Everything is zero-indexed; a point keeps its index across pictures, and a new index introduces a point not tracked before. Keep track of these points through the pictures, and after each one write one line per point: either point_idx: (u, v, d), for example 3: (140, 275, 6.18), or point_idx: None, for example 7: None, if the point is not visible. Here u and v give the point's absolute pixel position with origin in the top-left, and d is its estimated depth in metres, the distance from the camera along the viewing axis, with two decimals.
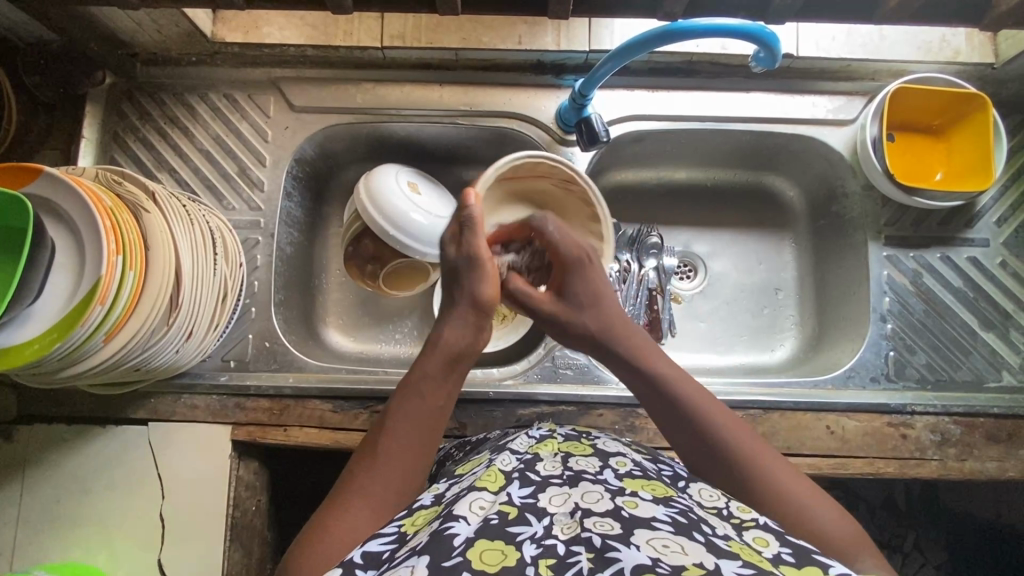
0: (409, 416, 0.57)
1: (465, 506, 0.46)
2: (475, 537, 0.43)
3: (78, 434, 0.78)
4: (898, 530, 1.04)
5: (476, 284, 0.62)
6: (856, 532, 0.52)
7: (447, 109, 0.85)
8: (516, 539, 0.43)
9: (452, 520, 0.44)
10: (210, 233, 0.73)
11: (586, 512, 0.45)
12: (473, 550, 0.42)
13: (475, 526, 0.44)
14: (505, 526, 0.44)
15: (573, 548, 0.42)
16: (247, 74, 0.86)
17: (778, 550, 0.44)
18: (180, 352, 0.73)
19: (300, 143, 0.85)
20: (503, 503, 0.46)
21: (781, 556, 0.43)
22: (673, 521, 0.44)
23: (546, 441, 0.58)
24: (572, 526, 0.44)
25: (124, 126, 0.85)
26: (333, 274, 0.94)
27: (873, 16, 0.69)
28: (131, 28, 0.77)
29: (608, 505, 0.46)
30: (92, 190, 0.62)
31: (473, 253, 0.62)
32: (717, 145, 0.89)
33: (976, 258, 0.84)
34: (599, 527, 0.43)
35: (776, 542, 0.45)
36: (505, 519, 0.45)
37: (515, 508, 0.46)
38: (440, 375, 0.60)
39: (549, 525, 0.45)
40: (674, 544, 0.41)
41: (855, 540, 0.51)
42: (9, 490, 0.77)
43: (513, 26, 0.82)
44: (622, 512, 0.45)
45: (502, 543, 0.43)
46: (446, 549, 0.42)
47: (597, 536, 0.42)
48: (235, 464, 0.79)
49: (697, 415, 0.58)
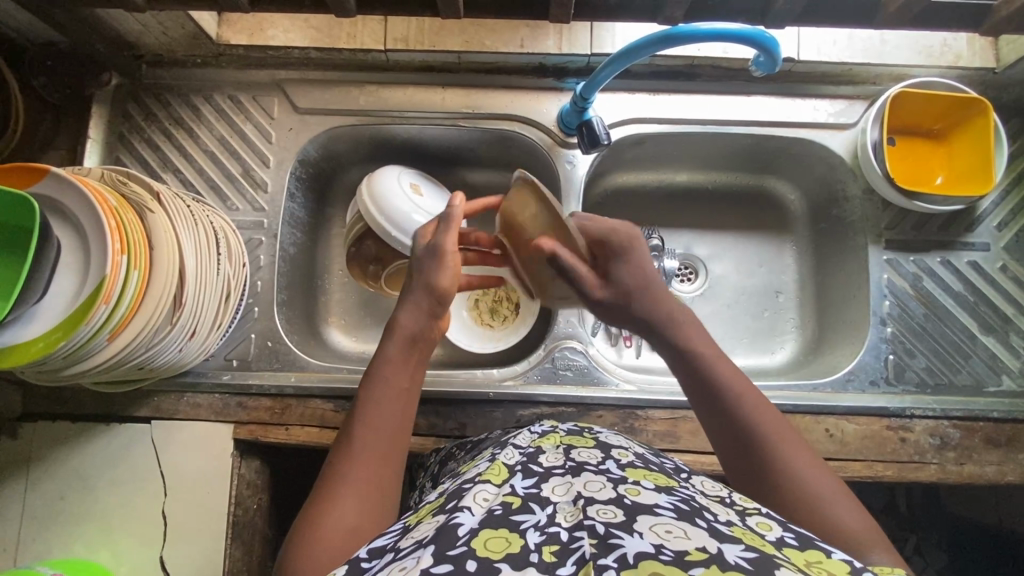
0: (380, 403, 0.57)
1: (470, 498, 0.47)
2: (479, 528, 0.43)
3: (81, 432, 0.79)
4: (898, 534, 1.04)
5: (433, 271, 0.61)
6: (874, 531, 0.49)
7: (449, 111, 0.86)
8: (519, 527, 0.43)
9: (457, 511, 0.45)
10: (213, 233, 0.74)
11: (589, 500, 0.45)
12: (477, 539, 0.42)
13: (479, 516, 0.44)
14: (508, 516, 0.44)
15: (576, 534, 0.42)
16: (252, 76, 0.86)
17: (781, 534, 0.44)
18: (183, 351, 0.73)
19: (303, 145, 0.86)
20: (506, 495, 0.47)
21: (783, 539, 0.43)
22: (676, 507, 0.45)
23: (549, 435, 0.58)
24: (574, 514, 0.44)
25: (129, 127, 0.86)
26: (335, 275, 0.94)
27: (874, 20, 0.69)
28: (137, 30, 0.78)
29: (610, 493, 0.46)
30: (98, 190, 0.62)
31: (436, 244, 0.62)
32: (718, 148, 0.89)
33: (976, 262, 0.84)
34: (602, 515, 0.43)
35: (778, 527, 0.45)
36: (509, 508, 0.45)
37: (518, 499, 0.46)
38: (406, 361, 0.60)
39: (551, 514, 0.45)
40: (677, 529, 0.42)
41: (879, 548, 0.48)
42: (13, 486, 0.77)
43: (516, 30, 0.83)
44: (625, 499, 0.45)
45: (506, 531, 0.43)
46: (451, 538, 0.42)
47: (601, 523, 0.42)
48: (237, 463, 0.79)
49: (734, 403, 0.56)
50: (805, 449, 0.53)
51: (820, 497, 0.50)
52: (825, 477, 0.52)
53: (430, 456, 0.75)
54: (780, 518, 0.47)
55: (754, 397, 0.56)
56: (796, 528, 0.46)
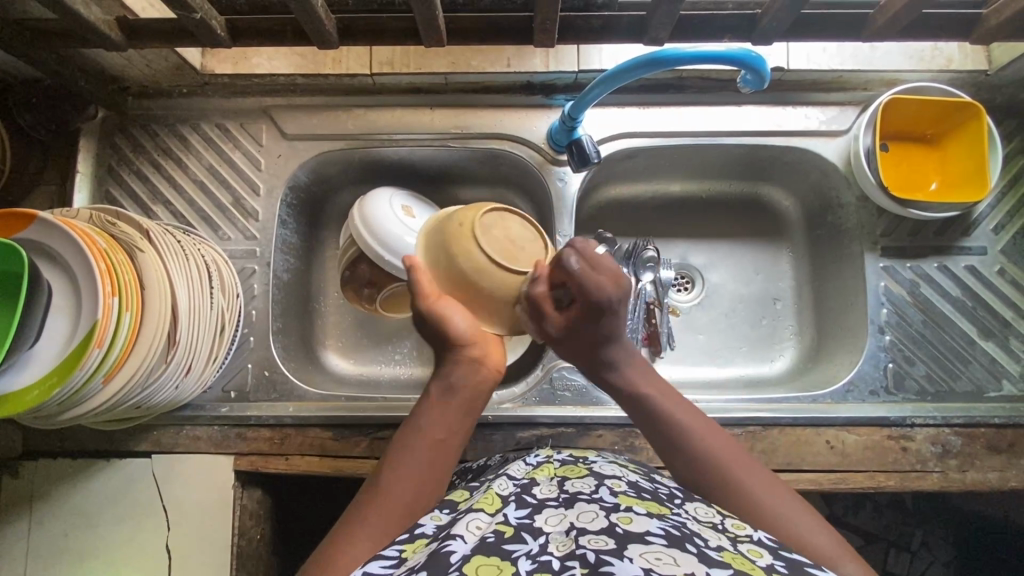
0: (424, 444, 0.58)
1: (463, 526, 0.47)
2: (470, 554, 0.43)
3: (83, 467, 0.79)
4: (905, 530, 1.05)
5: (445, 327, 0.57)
6: (846, 553, 0.51)
7: (438, 132, 0.85)
8: (511, 556, 0.43)
9: (450, 538, 0.45)
10: (206, 266, 0.74)
11: (581, 530, 0.45)
12: (469, 565, 0.42)
13: (472, 544, 0.44)
14: (501, 544, 0.44)
15: (567, 563, 0.42)
16: (239, 103, 0.86)
17: (771, 561, 0.44)
18: (179, 388, 0.73)
19: (293, 171, 0.86)
20: (499, 523, 0.47)
21: (773, 565, 0.43)
22: (667, 533, 0.44)
23: (544, 466, 0.58)
24: (567, 544, 0.44)
25: (118, 159, 0.85)
26: (331, 297, 0.94)
27: (860, 33, 0.68)
28: (121, 64, 0.78)
29: (603, 522, 0.45)
30: (86, 233, 0.62)
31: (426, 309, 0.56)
32: (711, 159, 0.89)
33: (973, 267, 0.84)
34: (594, 543, 0.43)
35: (769, 554, 0.45)
36: (502, 537, 0.45)
37: (511, 527, 0.46)
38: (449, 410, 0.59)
39: (544, 544, 0.44)
40: (667, 557, 0.41)
41: (846, 563, 0.50)
42: (18, 525, 0.78)
43: (502, 49, 0.82)
44: (616, 529, 0.45)
45: (498, 558, 0.42)
46: (443, 565, 0.42)
47: (592, 551, 0.42)
48: (240, 494, 0.79)
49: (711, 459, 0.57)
50: (774, 481, 0.57)
51: (784, 518, 0.53)
52: (796, 505, 0.55)
53: None
54: (772, 543, 0.47)
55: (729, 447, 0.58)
56: (788, 553, 0.46)
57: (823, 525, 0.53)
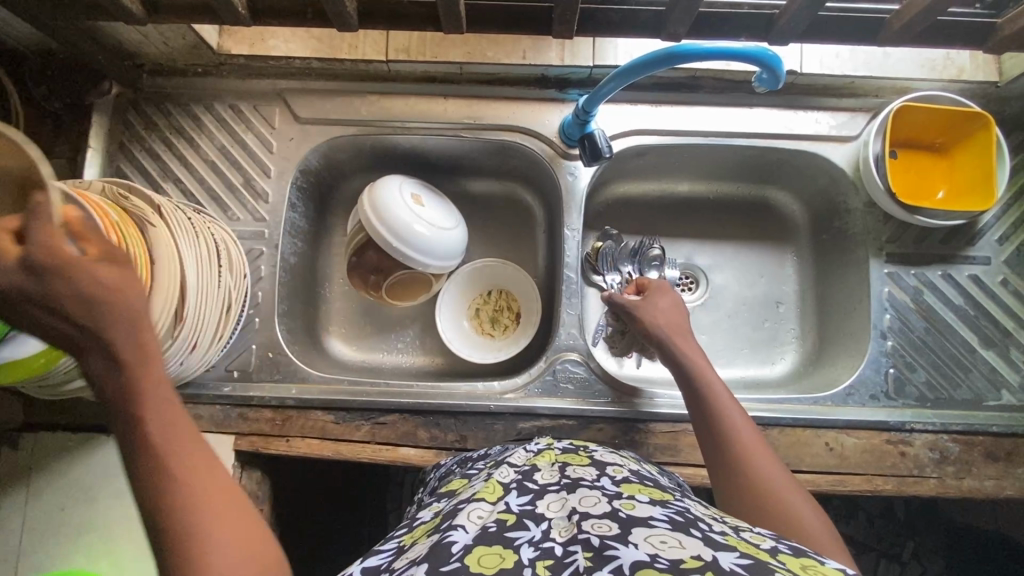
0: (204, 490, 0.43)
1: (464, 516, 0.46)
2: (473, 545, 0.42)
3: (83, 442, 0.79)
4: (897, 539, 1.05)
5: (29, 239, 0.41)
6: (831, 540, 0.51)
7: (451, 122, 0.85)
8: (513, 543, 0.42)
9: (451, 529, 0.45)
10: (215, 244, 0.74)
11: (584, 514, 0.44)
12: (471, 556, 0.41)
13: (473, 534, 0.44)
14: (503, 532, 0.44)
15: (570, 548, 0.41)
16: (252, 85, 0.86)
17: (773, 544, 0.44)
18: (185, 364, 0.73)
19: (304, 153, 0.86)
20: (501, 512, 0.46)
21: (777, 547, 0.43)
22: (670, 519, 0.44)
23: (545, 453, 0.58)
24: (568, 529, 0.43)
25: (130, 135, 0.85)
26: (336, 283, 0.94)
27: (875, 38, 0.69)
28: (137, 40, 0.78)
29: (605, 507, 0.45)
30: (100, 205, 0.62)
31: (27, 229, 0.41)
32: (719, 160, 0.89)
33: (977, 276, 0.84)
34: (597, 529, 0.42)
35: (772, 538, 0.45)
36: (504, 526, 0.44)
37: (513, 516, 0.46)
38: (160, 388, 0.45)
39: (546, 530, 0.44)
40: (673, 540, 0.41)
41: (832, 548, 0.51)
42: (13, 498, 0.77)
43: (517, 42, 0.83)
44: (619, 513, 0.45)
45: (500, 547, 0.42)
46: (444, 555, 0.41)
47: (596, 537, 0.41)
48: (238, 473, 0.79)
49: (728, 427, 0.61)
50: (777, 463, 0.59)
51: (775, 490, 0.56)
52: (788, 483, 0.57)
53: (432, 469, 0.75)
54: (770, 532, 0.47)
55: (748, 427, 0.62)
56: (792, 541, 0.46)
57: (802, 498, 0.55)
